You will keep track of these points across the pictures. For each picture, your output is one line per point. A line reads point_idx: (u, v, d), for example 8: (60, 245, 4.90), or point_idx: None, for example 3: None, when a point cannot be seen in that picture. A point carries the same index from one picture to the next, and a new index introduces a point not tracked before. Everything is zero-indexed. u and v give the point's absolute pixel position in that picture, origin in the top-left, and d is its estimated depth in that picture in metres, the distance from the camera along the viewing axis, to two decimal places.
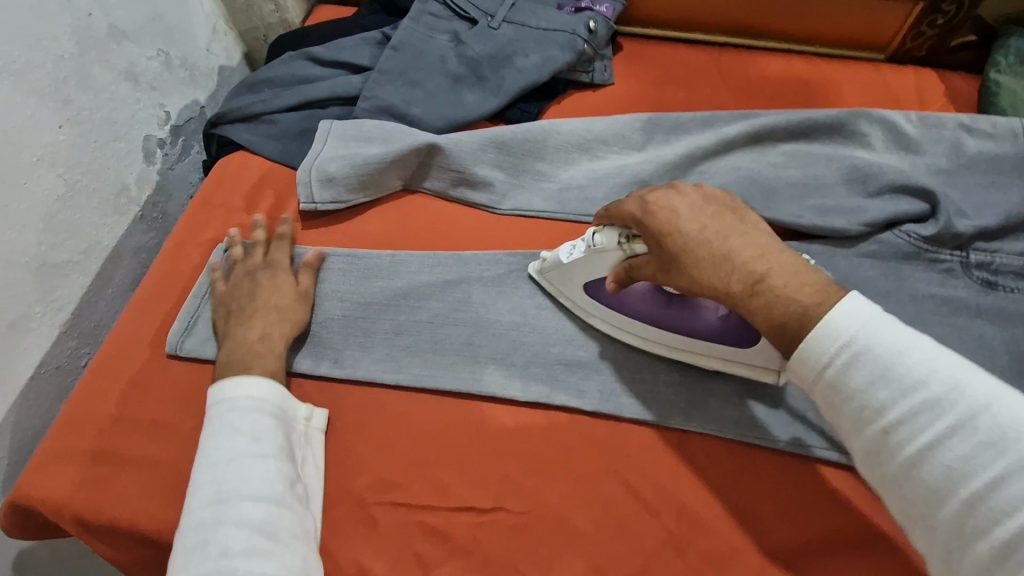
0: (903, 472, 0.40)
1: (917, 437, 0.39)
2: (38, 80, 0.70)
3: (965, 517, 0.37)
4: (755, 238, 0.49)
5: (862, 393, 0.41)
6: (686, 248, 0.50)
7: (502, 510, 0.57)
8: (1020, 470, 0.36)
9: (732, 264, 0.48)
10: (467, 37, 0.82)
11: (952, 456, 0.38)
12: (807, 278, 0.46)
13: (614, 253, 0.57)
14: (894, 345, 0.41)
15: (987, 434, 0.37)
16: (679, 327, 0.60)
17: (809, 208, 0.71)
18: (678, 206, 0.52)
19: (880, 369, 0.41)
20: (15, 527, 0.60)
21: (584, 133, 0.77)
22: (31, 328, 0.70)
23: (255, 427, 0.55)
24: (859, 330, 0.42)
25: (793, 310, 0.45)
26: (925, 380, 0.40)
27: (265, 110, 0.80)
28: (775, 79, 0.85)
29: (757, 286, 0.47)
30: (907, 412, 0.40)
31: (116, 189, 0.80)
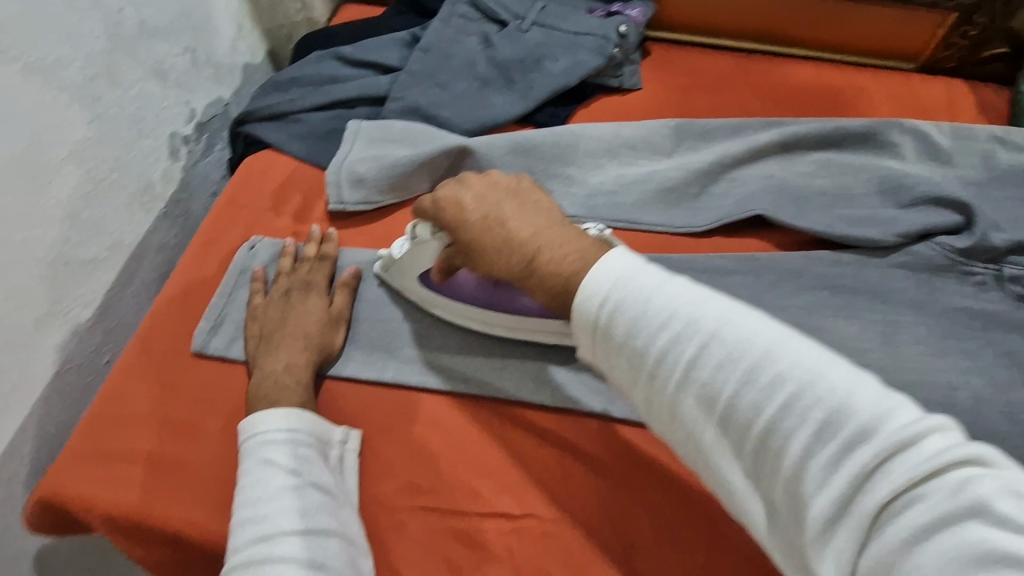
0: (672, 410, 0.39)
1: (678, 373, 0.38)
2: (69, 76, 0.69)
3: (729, 439, 0.36)
4: (532, 216, 0.50)
5: (627, 341, 0.40)
6: (474, 237, 0.52)
7: (532, 517, 0.57)
8: (749, 381, 0.36)
9: (511, 245, 0.49)
10: (497, 40, 0.82)
11: (702, 385, 0.37)
12: (572, 246, 0.47)
13: (432, 245, 0.59)
14: (638, 291, 0.41)
15: (721, 356, 0.37)
16: (507, 307, 0.62)
17: (840, 218, 0.70)
18: (464, 196, 0.54)
19: (632, 314, 0.40)
20: (41, 523, 0.60)
21: (612, 138, 0.77)
22: (57, 324, 0.70)
23: (295, 459, 0.54)
24: (613, 282, 0.42)
25: (560, 281, 0.46)
26: (667, 318, 0.39)
27: (294, 109, 0.80)
28: (803, 87, 0.85)
29: (531, 264, 0.48)
30: (661, 352, 0.39)
31: (141, 186, 0.80)
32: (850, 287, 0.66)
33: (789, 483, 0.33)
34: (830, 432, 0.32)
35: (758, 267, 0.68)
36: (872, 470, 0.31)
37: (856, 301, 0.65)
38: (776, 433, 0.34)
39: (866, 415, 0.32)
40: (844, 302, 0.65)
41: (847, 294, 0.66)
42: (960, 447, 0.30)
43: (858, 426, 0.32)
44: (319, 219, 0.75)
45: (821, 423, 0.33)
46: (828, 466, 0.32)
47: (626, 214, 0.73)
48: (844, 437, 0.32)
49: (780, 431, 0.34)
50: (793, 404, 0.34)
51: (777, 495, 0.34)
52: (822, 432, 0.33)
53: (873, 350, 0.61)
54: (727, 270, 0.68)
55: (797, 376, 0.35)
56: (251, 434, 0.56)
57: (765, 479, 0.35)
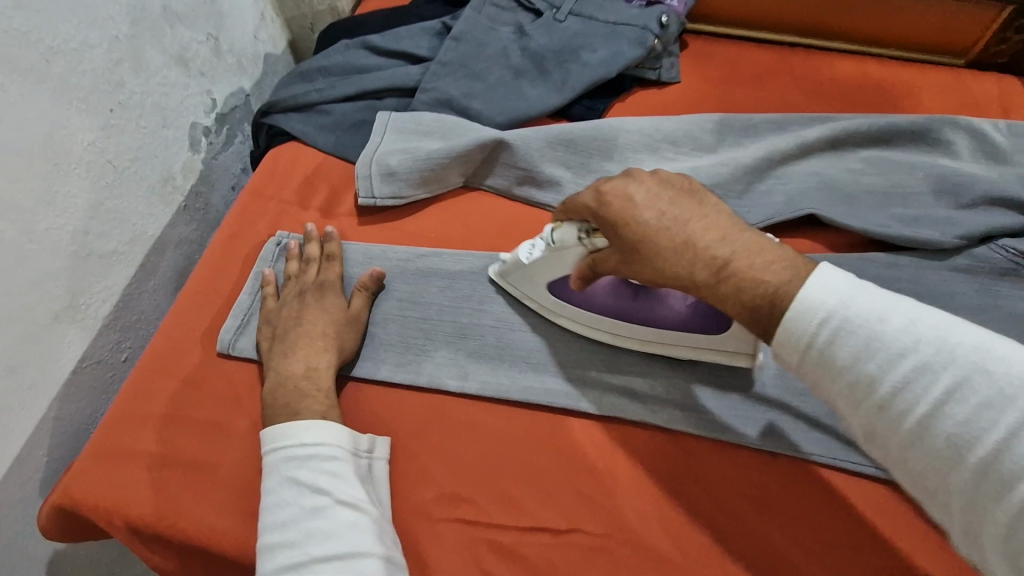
0: (909, 444, 0.36)
1: (916, 406, 0.35)
2: (93, 60, 0.67)
3: (981, 486, 0.33)
4: (718, 221, 0.46)
5: (851, 366, 0.38)
6: (645, 236, 0.47)
7: (576, 531, 0.54)
8: (1022, 428, 0.32)
9: (694, 251, 0.46)
10: (531, 30, 0.79)
11: (953, 423, 0.34)
12: (773, 255, 0.44)
13: (574, 248, 0.55)
14: (872, 312, 0.38)
15: (984, 395, 0.34)
16: (647, 319, 0.59)
17: (894, 218, 0.67)
18: (634, 192, 0.49)
19: (867, 337, 0.37)
20: (60, 528, 0.57)
21: (653, 132, 0.74)
22: (75, 319, 0.67)
23: (325, 476, 0.52)
24: (838, 300, 0.38)
25: (764, 291, 0.43)
26: (913, 346, 0.36)
27: (320, 99, 0.77)
28: (848, 81, 0.81)
29: (724, 272, 0.45)
30: (901, 380, 0.36)
31: (162, 177, 0.77)
32: (908, 291, 0.63)
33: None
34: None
35: None
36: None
37: None
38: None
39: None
40: None
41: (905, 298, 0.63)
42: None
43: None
44: (347, 214, 0.72)
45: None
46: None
47: None
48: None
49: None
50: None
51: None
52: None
53: None
54: None
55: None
56: (275, 451, 0.53)
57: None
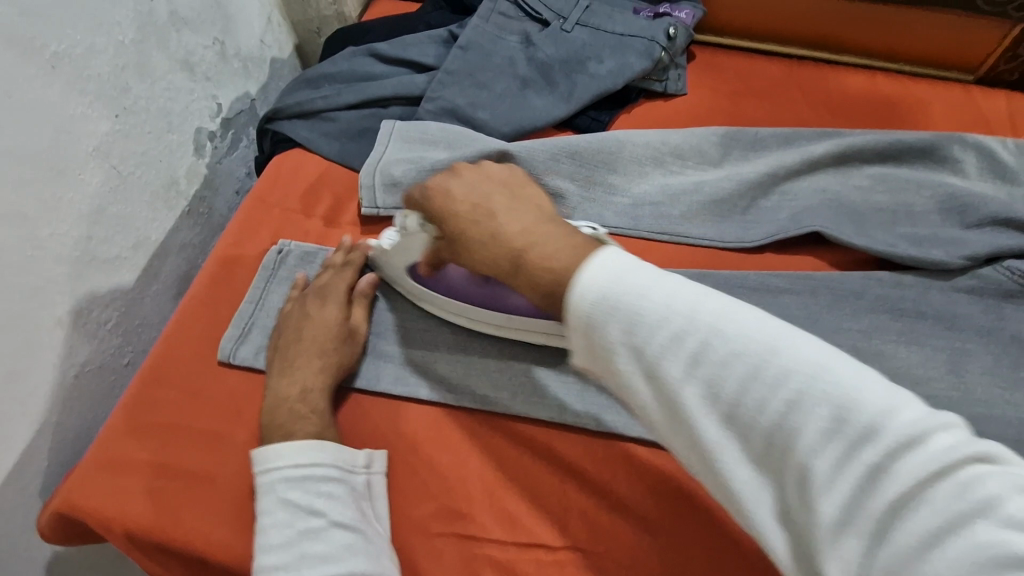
0: (672, 413, 0.36)
1: (677, 375, 0.35)
2: (99, 66, 0.67)
3: (734, 438, 0.34)
4: (525, 210, 0.44)
5: (622, 340, 0.36)
6: (458, 229, 0.46)
7: (574, 549, 0.54)
8: (753, 378, 0.33)
9: (496, 241, 0.43)
10: (538, 40, 0.78)
11: (704, 384, 0.34)
12: (565, 241, 0.41)
13: (418, 236, 0.56)
14: (636, 287, 0.36)
15: (724, 353, 0.34)
16: (498, 305, 0.60)
17: (900, 237, 0.66)
18: (452, 185, 0.48)
19: (624, 311, 0.36)
20: (59, 534, 0.57)
21: (658, 145, 0.74)
22: (78, 324, 0.67)
23: (321, 498, 0.52)
24: (609, 277, 0.37)
25: (551, 278, 0.40)
26: (665, 316, 0.35)
27: (325, 107, 0.77)
28: (856, 96, 0.81)
29: (520, 260, 0.42)
30: (659, 351, 0.35)
31: (166, 182, 0.77)
32: (913, 312, 0.63)
33: (800, 484, 0.32)
34: (841, 432, 0.31)
35: (814, 286, 0.65)
36: (886, 468, 0.30)
37: (918, 327, 0.62)
38: (789, 432, 0.32)
39: (877, 412, 0.31)
40: (906, 328, 0.62)
41: (908, 318, 0.62)
42: (971, 444, 0.29)
43: (868, 423, 0.31)
44: (351, 223, 0.72)
45: (833, 421, 0.31)
46: (844, 468, 0.31)
47: (672, 226, 0.70)
48: (854, 433, 0.31)
49: (791, 431, 0.32)
50: (800, 403, 0.32)
51: (790, 495, 0.33)
52: (835, 432, 0.31)
53: (938, 381, 0.58)
54: (779, 289, 0.65)
55: (803, 372, 0.33)
56: (269, 470, 0.53)
57: (777, 478, 0.33)
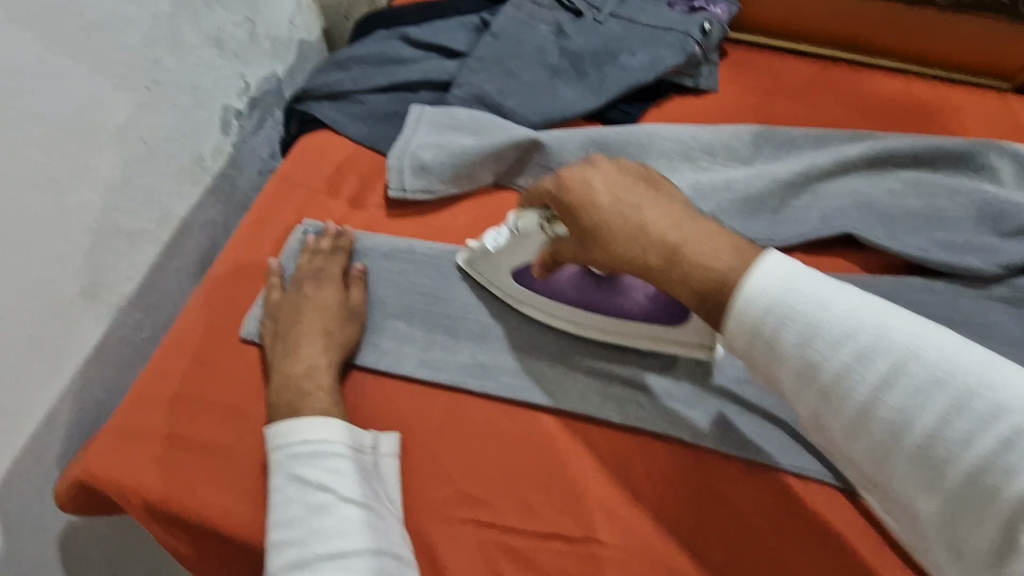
0: (858, 434, 0.38)
1: (861, 389, 0.38)
2: (131, 38, 0.67)
3: (923, 468, 0.36)
4: (671, 207, 0.48)
5: (800, 353, 0.39)
6: (599, 220, 0.49)
7: (593, 541, 0.53)
8: (958, 410, 0.35)
9: (647, 235, 0.47)
10: (571, 30, 0.78)
11: (896, 408, 0.37)
12: (722, 243, 0.44)
13: (536, 235, 0.57)
14: (814, 301, 0.39)
15: (922, 379, 0.36)
16: (606, 310, 0.60)
17: (934, 242, 0.65)
18: (593, 177, 0.50)
19: (809, 328, 0.39)
20: (75, 503, 0.57)
21: (689, 141, 0.73)
22: (100, 295, 0.67)
23: (325, 475, 0.52)
24: (781, 288, 0.40)
25: (713, 277, 0.43)
26: (851, 331, 0.38)
27: (354, 89, 0.77)
28: (891, 100, 0.79)
29: (674, 257, 0.45)
30: (847, 368, 0.38)
31: (191, 158, 0.77)
32: (945, 318, 0.62)
33: (998, 521, 0.33)
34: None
35: None
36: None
37: None
38: (995, 471, 0.33)
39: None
40: None
41: (941, 324, 0.61)
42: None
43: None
44: (377, 206, 0.72)
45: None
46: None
47: None
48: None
49: (999, 470, 0.33)
50: (1017, 440, 0.33)
51: (984, 530, 0.34)
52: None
53: None
54: None
55: (1018, 408, 0.33)
56: (278, 448, 0.54)
57: (971, 515, 0.35)
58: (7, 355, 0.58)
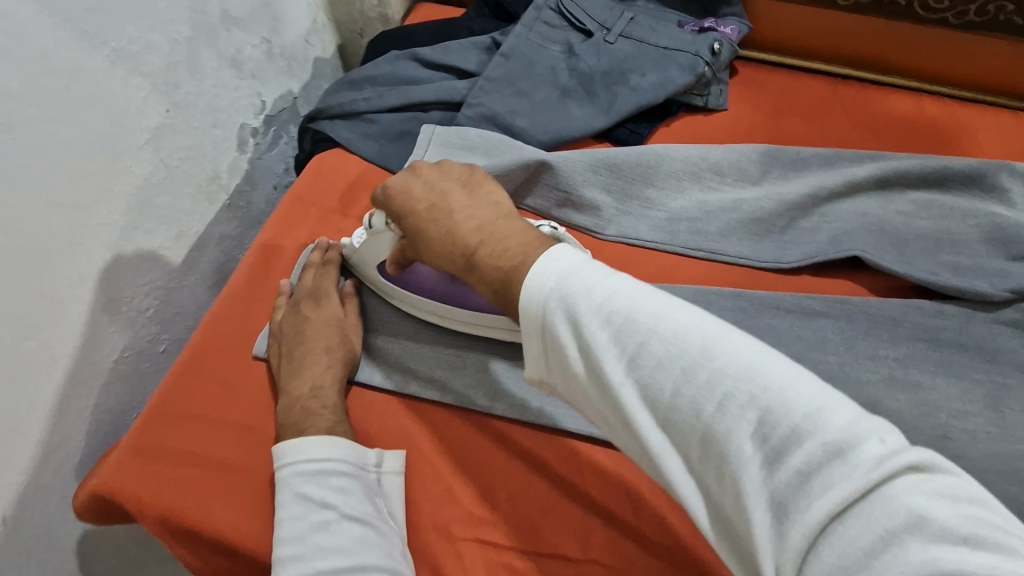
0: (620, 416, 0.37)
1: (614, 368, 0.37)
2: (153, 62, 0.69)
3: (676, 444, 0.35)
4: (480, 206, 0.49)
5: (563, 336, 0.39)
6: (419, 226, 0.51)
7: (597, 564, 0.54)
8: (687, 381, 0.35)
9: (454, 237, 0.48)
10: (581, 50, 0.79)
11: (645, 384, 0.36)
12: (515, 238, 0.45)
13: (388, 234, 0.60)
14: (577, 285, 0.39)
15: (658, 354, 0.36)
16: (457, 302, 0.62)
17: (942, 265, 0.65)
18: (417, 184, 0.53)
19: (572, 310, 0.39)
20: (91, 513, 0.58)
21: (697, 161, 0.73)
22: (119, 312, 0.69)
23: (329, 492, 0.53)
24: (549, 274, 0.40)
25: (502, 273, 0.44)
26: (603, 312, 0.38)
27: (367, 108, 0.78)
28: (902, 119, 0.79)
29: (474, 258, 0.46)
30: (606, 351, 0.37)
31: (208, 176, 0.79)
32: (953, 342, 0.61)
33: (735, 493, 0.32)
34: (770, 437, 0.32)
35: (850, 312, 0.64)
36: (813, 473, 0.31)
37: (957, 358, 0.60)
38: (727, 439, 0.33)
39: (804, 414, 0.32)
40: (943, 359, 0.60)
41: (948, 349, 0.61)
42: (902, 452, 0.30)
43: (794, 425, 0.32)
44: None
45: (759, 422, 0.33)
46: (773, 471, 0.32)
47: (708, 243, 0.70)
48: (781, 434, 0.32)
49: (730, 437, 0.33)
50: (729, 404, 0.34)
51: (724, 502, 0.33)
52: (765, 435, 0.33)
53: (977, 417, 0.56)
54: (815, 312, 0.64)
55: (736, 375, 0.34)
56: (281, 466, 0.54)
57: (715, 487, 0.34)
58: (34, 371, 0.60)
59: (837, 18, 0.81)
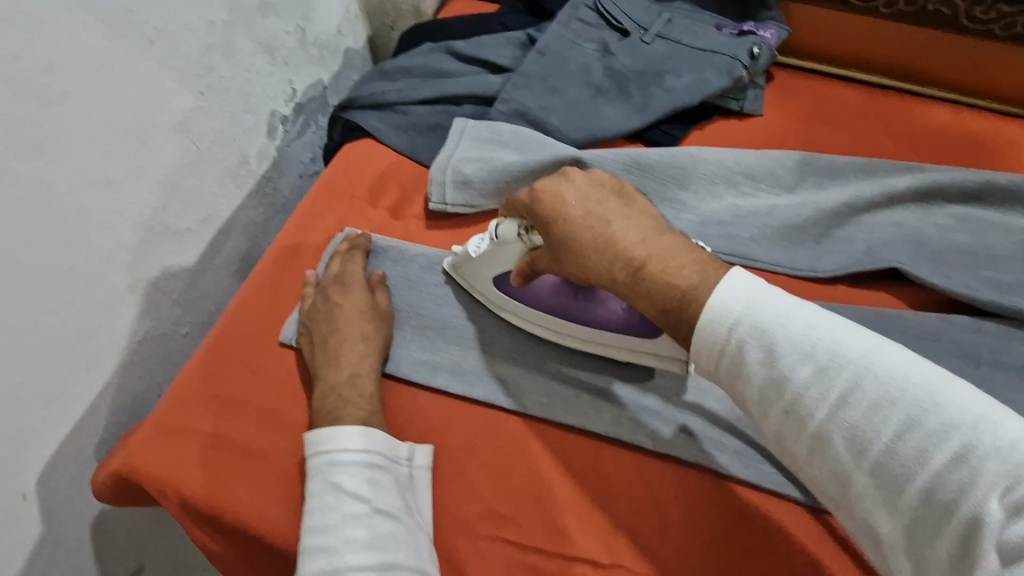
0: (822, 457, 0.39)
1: (818, 409, 0.38)
2: (190, 44, 0.69)
3: (883, 490, 0.37)
4: (639, 220, 0.48)
5: (763, 371, 0.40)
6: (568, 231, 0.49)
7: (621, 567, 0.54)
8: (910, 428, 0.36)
9: (614, 250, 0.47)
10: (617, 49, 0.78)
11: (852, 427, 0.37)
12: (687, 259, 0.45)
13: (517, 245, 0.57)
14: (776, 317, 0.40)
15: (872, 395, 0.37)
16: (581, 320, 0.60)
17: (982, 280, 0.64)
18: (565, 191, 0.51)
19: (769, 344, 0.40)
20: (111, 492, 0.58)
21: (732, 165, 0.72)
22: (145, 292, 0.69)
23: (364, 485, 0.52)
24: (741, 305, 0.41)
25: (675, 293, 0.44)
26: (808, 348, 0.39)
27: (399, 99, 0.78)
28: (941, 132, 0.78)
29: (638, 272, 0.46)
30: (805, 386, 0.39)
31: (238, 160, 0.79)
32: (990, 360, 0.60)
33: (959, 543, 0.34)
34: (1008, 491, 0.33)
35: (885, 324, 0.62)
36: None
37: (995, 377, 0.59)
38: (959, 490, 0.34)
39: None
40: (981, 376, 0.59)
41: (986, 367, 0.59)
42: None
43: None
44: (417, 217, 0.73)
45: (1002, 476, 0.33)
46: (1011, 525, 0.32)
47: (742, 249, 0.68)
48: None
49: (963, 488, 0.34)
50: (965, 457, 0.34)
51: (942, 551, 0.35)
52: (1003, 489, 0.33)
53: None
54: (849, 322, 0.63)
55: (966, 425, 0.35)
56: (317, 453, 0.54)
57: (930, 534, 0.35)
58: (61, 347, 0.60)
59: (879, 26, 0.80)
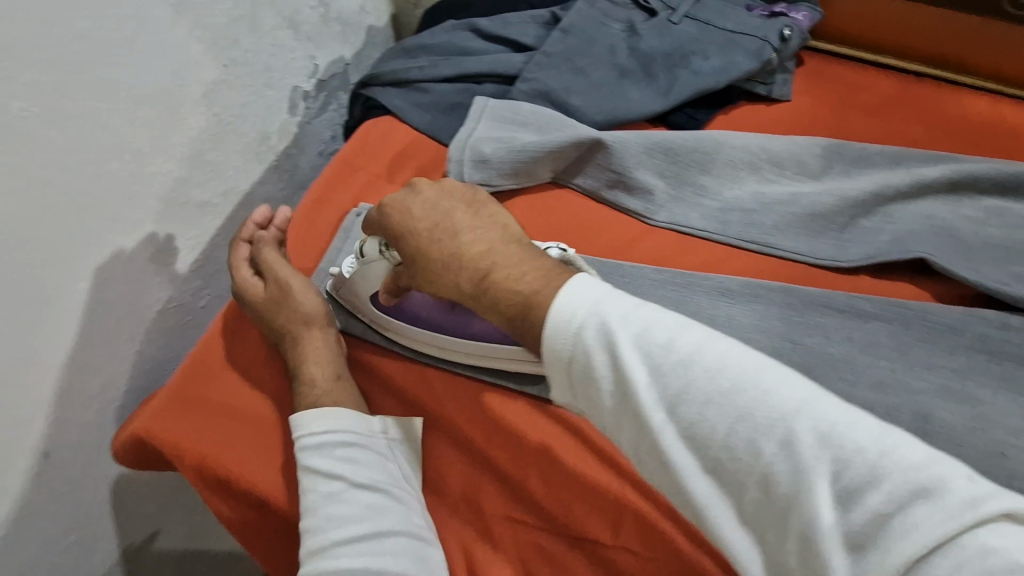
0: (663, 465, 0.40)
1: (654, 405, 0.40)
2: (216, 16, 0.69)
3: (723, 490, 0.39)
4: (487, 228, 0.52)
5: (598, 377, 0.42)
6: (419, 244, 0.53)
7: (625, 550, 0.54)
8: (741, 422, 0.38)
9: (459, 260, 0.50)
10: (643, 30, 0.77)
11: (691, 425, 0.39)
12: (530, 267, 0.48)
13: (377, 261, 0.59)
14: (613, 317, 0.42)
15: (703, 393, 0.39)
16: (464, 333, 0.60)
17: (1015, 275, 0.61)
18: (412, 204, 0.55)
19: (607, 335, 0.42)
20: (130, 457, 0.59)
21: (756, 150, 0.71)
22: (165, 263, 0.69)
23: (336, 465, 0.54)
24: (583, 313, 0.43)
25: (519, 300, 0.47)
26: (644, 352, 0.41)
27: (420, 77, 0.77)
28: (977, 123, 0.75)
29: (484, 284, 0.49)
30: (641, 384, 0.40)
31: (259, 135, 0.79)
32: (1015, 357, 0.57)
33: (802, 538, 0.35)
34: (841, 479, 0.35)
35: (906, 317, 0.61)
36: (902, 522, 0.33)
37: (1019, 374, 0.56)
38: (795, 485, 0.36)
39: (915, 471, 0.34)
40: (1006, 373, 0.57)
41: (1013, 365, 0.57)
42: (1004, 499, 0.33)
43: (869, 469, 0.35)
44: None
45: (830, 464, 0.36)
46: (848, 513, 0.35)
47: (763, 237, 0.67)
48: (853, 476, 0.35)
49: (802, 482, 0.36)
50: (792, 445, 0.36)
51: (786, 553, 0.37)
52: (834, 476, 0.35)
53: None
54: (869, 314, 0.61)
55: (800, 412, 0.37)
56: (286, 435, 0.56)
57: (782, 533, 0.37)
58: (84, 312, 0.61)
59: (917, 12, 0.77)
